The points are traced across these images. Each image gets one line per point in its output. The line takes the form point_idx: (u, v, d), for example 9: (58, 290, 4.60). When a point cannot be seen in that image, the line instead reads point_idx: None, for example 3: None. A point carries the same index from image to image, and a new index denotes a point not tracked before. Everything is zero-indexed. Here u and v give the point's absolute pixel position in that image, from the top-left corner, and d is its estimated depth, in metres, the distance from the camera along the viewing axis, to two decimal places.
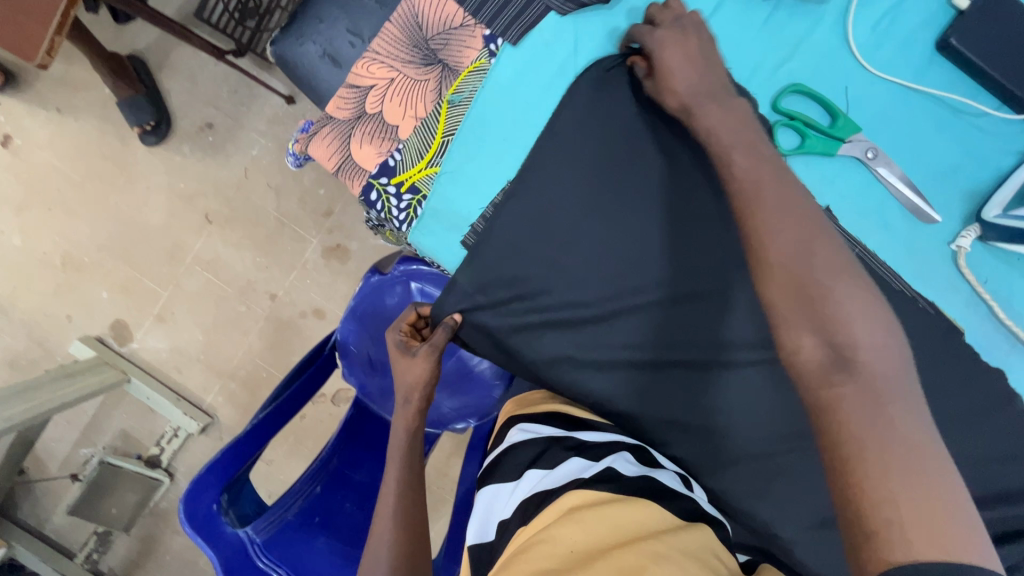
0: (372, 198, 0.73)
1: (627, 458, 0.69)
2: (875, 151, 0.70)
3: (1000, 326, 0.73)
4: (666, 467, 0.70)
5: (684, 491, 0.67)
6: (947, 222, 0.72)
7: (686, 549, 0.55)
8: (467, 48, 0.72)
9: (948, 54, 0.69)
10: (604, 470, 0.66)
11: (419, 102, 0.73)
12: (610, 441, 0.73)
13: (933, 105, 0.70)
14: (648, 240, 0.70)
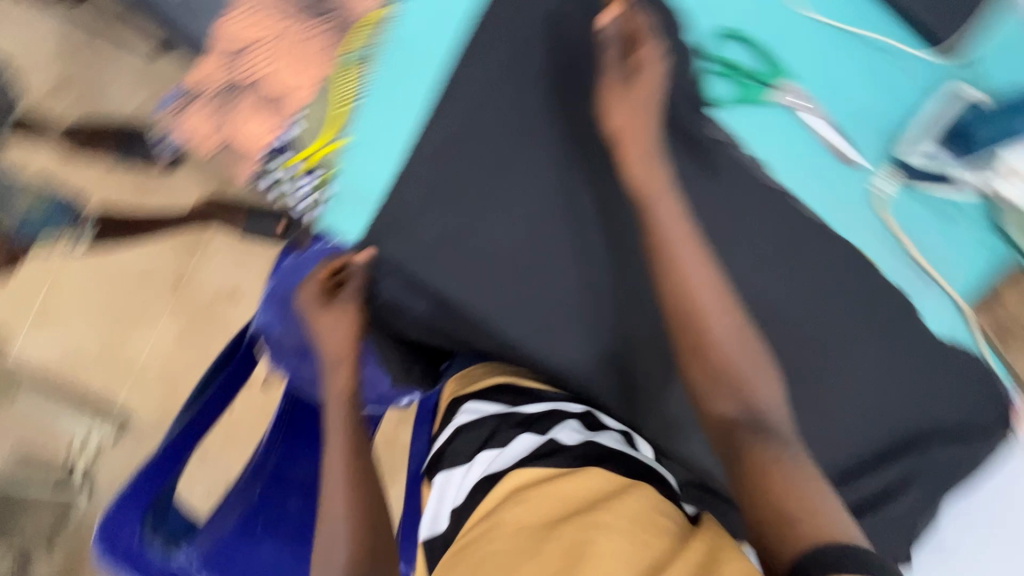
0: (268, 180, 0.68)
1: (574, 425, 0.70)
2: (804, 99, 0.71)
3: (910, 261, 0.78)
4: (608, 429, 0.71)
5: (627, 451, 0.67)
6: (868, 166, 0.75)
7: (633, 515, 0.55)
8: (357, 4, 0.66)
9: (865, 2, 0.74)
10: (548, 442, 0.67)
11: (306, 67, 0.66)
12: (555, 411, 0.71)
13: (855, 49, 0.74)
14: (588, 196, 0.68)
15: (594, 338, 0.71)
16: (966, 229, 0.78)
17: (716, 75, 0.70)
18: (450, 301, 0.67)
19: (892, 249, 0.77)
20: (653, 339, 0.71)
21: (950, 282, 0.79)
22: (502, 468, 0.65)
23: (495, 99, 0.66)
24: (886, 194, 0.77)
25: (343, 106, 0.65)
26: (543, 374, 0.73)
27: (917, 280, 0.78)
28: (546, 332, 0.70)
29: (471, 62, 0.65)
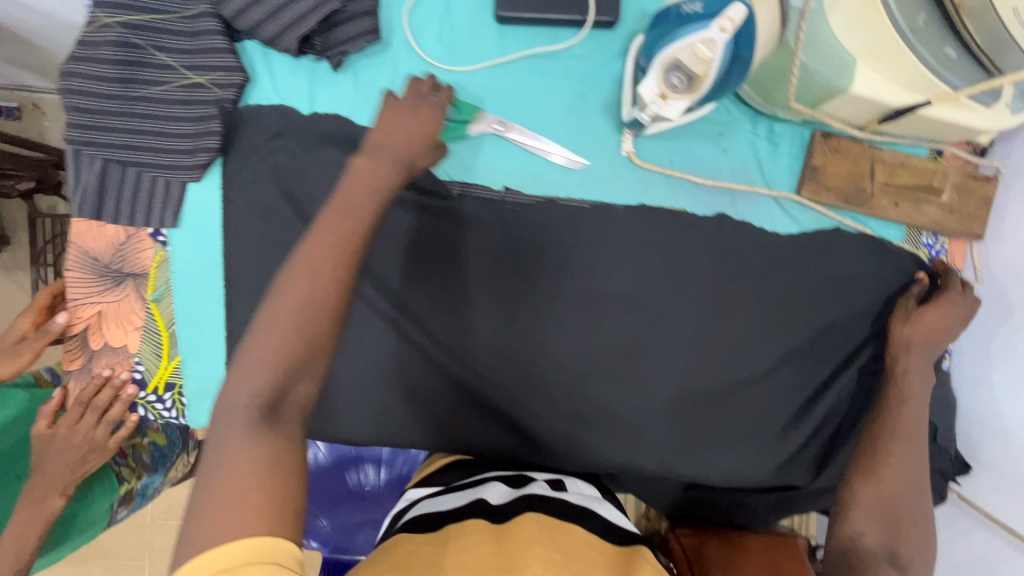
0: (143, 414, 0.78)
1: (502, 487, 0.70)
2: (502, 122, 0.75)
3: (711, 188, 0.78)
4: (536, 484, 0.71)
5: (556, 496, 0.68)
6: (607, 139, 0.78)
7: (567, 558, 0.53)
8: (141, 251, 0.76)
9: (512, 24, 0.76)
10: (476, 498, 0.66)
11: (130, 315, 0.76)
12: (483, 476, 0.73)
13: (526, 64, 0.77)
14: (402, 286, 0.76)
15: (470, 399, 0.78)
16: (743, 133, 0.78)
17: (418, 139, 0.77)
18: (343, 429, 0.77)
19: (683, 190, 0.78)
20: (517, 373, 0.77)
21: (762, 185, 0.78)
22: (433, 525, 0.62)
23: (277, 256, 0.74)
24: (643, 146, 0.78)
25: (163, 334, 0.76)
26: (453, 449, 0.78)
27: (725, 200, 0.78)
28: (428, 417, 0.78)
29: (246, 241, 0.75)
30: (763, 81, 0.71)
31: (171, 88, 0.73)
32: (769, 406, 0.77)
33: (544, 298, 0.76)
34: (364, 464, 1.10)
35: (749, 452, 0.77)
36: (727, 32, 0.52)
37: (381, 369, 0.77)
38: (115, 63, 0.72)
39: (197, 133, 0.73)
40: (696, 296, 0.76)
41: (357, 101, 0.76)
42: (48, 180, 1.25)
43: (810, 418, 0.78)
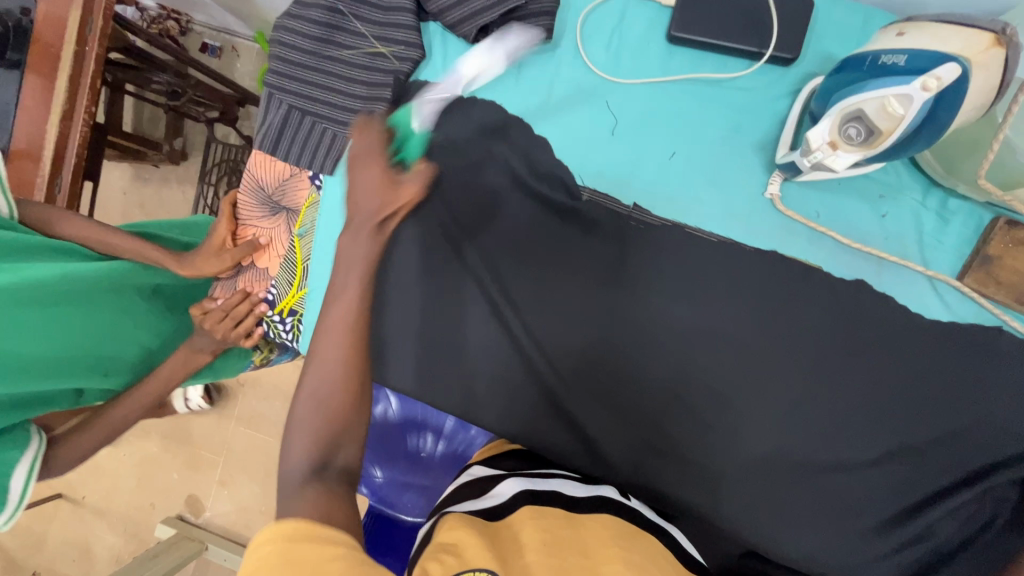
0: (266, 331, 0.88)
1: (575, 484, 0.70)
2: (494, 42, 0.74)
3: (855, 251, 0.73)
4: (605, 484, 0.72)
5: (624, 501, 0.69)
6: (753, 177, 0.75)
7: (641, 555, 0.54)
8: (300, 190, 0.86)
9: (682, 44, 0.76)
10: (550, 487, 0.67)
11: (280, 243, 0.87)
12: (552, 468, 0.75)
13: (687, 87, 0.76)
14: (514, 272, 0.77)
15: (551, 399, 0.78)
16: (911, 200, 0.71)
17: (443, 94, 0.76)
18: (427, 393, 0.81)
19: (824, 246, 0.74)
20: (601, 387, 0.77)
21: (917, 261, 0.71)
22: (509, 503, 0.62)
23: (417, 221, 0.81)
24: (791, 193, 0.74)
25: (298, 267, 0.85)
26: (524, 441, 0.79)
27: (870, 267, 0.72)
28: (507, 404, 0.79)
29: None
30: (950, 149, 0.65)
31: (358, 53, 0.81)
32: (867, 500, 0.70)
33: (646, 321, 0.74)
34: (425, 431, 1.16)
35: (831, 542, 0.70)
36: (929, 92, 0.48)
37: (470, 348, 0.79)
38: (319, 27, 0.82)
39: (369, 97, 0.81)
40: (812, 361, 0.70)
41: (515, 94, 0.80)
42: (230, 113, 1.44)
43: (914, 532, 0.68)
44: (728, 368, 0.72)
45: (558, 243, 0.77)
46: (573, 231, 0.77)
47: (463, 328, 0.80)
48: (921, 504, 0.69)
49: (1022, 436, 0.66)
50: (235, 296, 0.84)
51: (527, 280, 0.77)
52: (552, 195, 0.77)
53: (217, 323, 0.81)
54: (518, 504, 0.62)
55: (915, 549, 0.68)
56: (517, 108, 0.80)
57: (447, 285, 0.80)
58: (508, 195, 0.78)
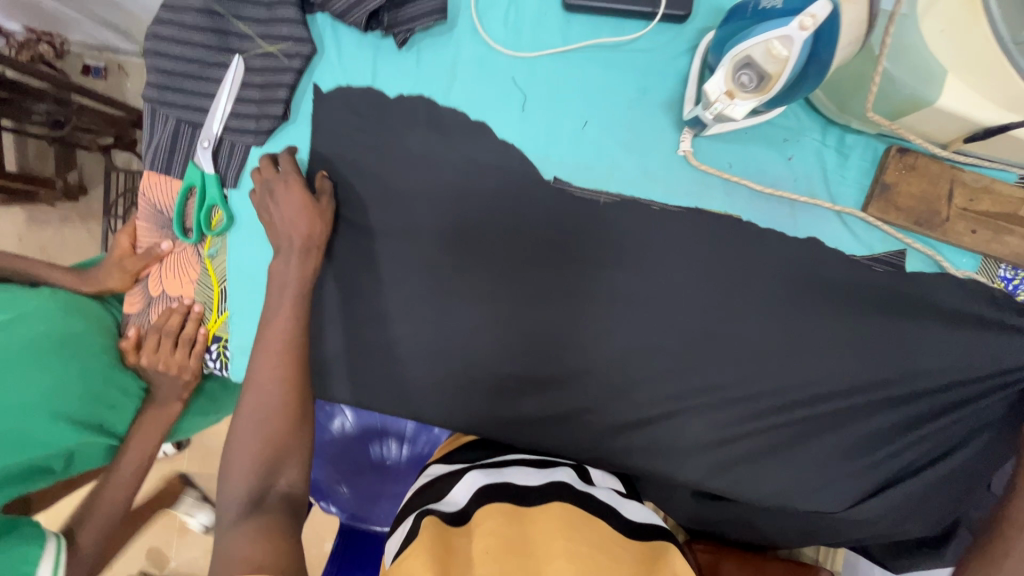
0: None
1: (531, 468, 0.70)
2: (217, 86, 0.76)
3: (770, 197, 0.75)
4: (563, 468, 0.72)
5: (582, 485, 0.68)
6: (666, 137, 0.75)
7: (593, 546, 0.54)
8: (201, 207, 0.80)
9: (579, 11, 0.75)
10: (505, 478, 0.66)
11: (189, 267, 0.80)
12: (510, 458, 0.74)
13: (591, 54, 0.76)
14: (448, 266, 0.76)
15: (502, 386, 0.77)
16: (812, 141, 0.74)
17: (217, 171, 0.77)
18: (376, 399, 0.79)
19: (740, 196, 0.75)
20: (548, 367, 0.76)
21: (826, 198, 0.74)
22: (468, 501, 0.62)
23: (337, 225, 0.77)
24: (702, 147, 0.75)
25: (214, 289, 0.79)
26: (482, 432, 0.78)
27: (784, 211, 0.75)
28: (458, 397, 0.78)
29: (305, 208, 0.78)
30: (839, 87, 0.67)
31: (245, 57, 0.76)
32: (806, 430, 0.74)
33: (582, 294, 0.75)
34: (387, 438, 1.10)
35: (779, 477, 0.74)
36: (807, 31, 0.49)
37: (413, 348, 0.78)
38: (199, 30, 0.76)
39: (264, 101, 0.76)
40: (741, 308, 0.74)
41: (418, 80, 0.76)
42: (124, 138, 1.33)
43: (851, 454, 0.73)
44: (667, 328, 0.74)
45: (486, 230, 0.76)
46: (499, 214, 0.76)
47: (403, 329, 0.78)
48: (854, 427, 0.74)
49: (927, 348, 0.73)
50: (166, 315, 0.79)
51: (461, 273, 0.76)
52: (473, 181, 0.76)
53: (154, 354, 0.78)
54: (477, 503, 0.61)
55: (851, 471, 0.73)
56: (423, 94, 0.77)
57: (379, 287, 0.78)
58: (429, 187, 0.76)
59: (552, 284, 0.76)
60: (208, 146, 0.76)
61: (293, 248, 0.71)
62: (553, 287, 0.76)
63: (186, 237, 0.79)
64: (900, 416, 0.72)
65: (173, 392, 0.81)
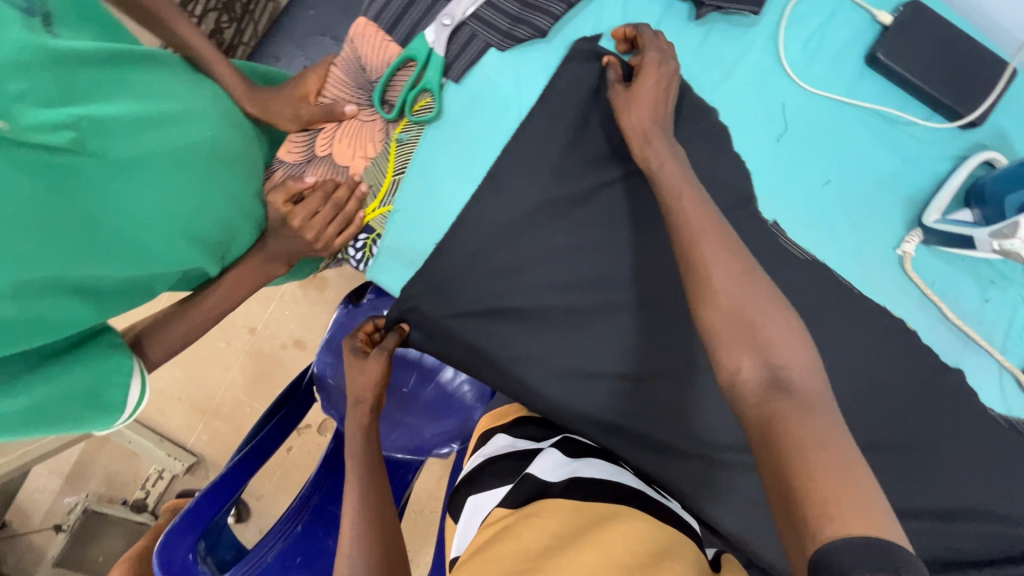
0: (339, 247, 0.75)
1: (598, 464, 0.67)
2: (451, 15, 0.68)
3: (952, 325, 0.74)
4: (626, 468, 0.69)
5: (649, 491, 0.66)
6: (891, 228, 0.73)
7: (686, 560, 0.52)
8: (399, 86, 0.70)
9: (879, 69, 0.71)
10: (573, 474, 0.63)
11: (368, 141, 0.71)
12: (573, 442, 0.71)
13: (867, 117, 0.72)
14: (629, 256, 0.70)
15: None
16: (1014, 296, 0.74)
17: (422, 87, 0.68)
18: (496, 353, 0.73)
19: (928, 312, 0.74)
20: (690, 395, 0.70)
21: (997, 349, 0.74)
22: (535, 489, 0.60)
23: (535, 162, 0.70)
24: (920, 256, 0.74)
25: (389, 177, 0.71)
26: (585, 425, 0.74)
27: (957, 344, 0.74)
28: None
29: (516, 134, 0.70)
30: None
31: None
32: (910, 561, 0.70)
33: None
34: (410, 367, 1.02)
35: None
36: None
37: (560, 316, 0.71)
38: None
39: (526, 11, 0.69)
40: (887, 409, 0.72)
41: (692, 63, 0.71)
42: None
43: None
44: None
45: None
46: None
47: (552, 298, 0.71)
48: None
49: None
50: (328, 183, 0.69)
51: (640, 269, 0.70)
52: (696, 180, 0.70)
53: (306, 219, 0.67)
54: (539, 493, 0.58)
55: None
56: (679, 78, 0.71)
57: (549, 247, 0.70)
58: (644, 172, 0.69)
59: None
60: (447, 25, 0.68)
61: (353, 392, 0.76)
62: None
63: (383, 110, 0.70)
64: None
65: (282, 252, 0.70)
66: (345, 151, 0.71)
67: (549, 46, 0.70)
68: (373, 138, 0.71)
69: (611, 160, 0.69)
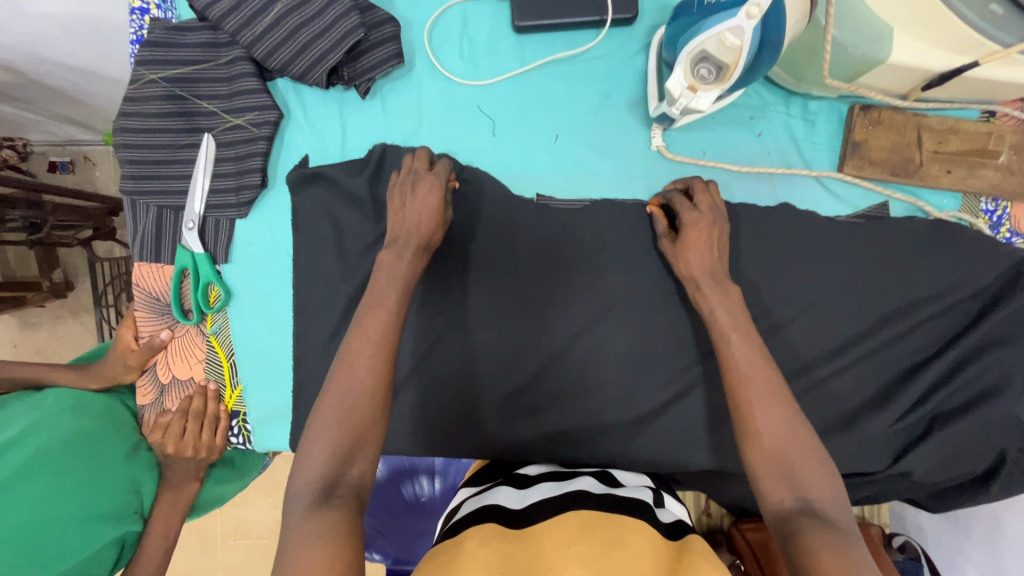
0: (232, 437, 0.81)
1: (547, 485, 0.69)
2: (194, 220, 0.76)
3: (746, 174, 0.76)
4: (583, 474, 0.71)
5: (604, 488, 0.67)
6: (636, 135, 0.77)
7: None
8: (186, 294, 0.79)
9: (530, 32, 0.77)
10: (526, 494, 0.67)
11: (195, 348, 0.80)
12: (531, 474, 0.72)
13: (548, 70, 0.77)
14: (443, 300, 0.75)
15: (522, 404, 0.76)
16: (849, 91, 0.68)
17: (203, 283, 0.78)
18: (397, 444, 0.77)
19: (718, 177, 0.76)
20: (566, 375, 0.75)
21: (800, 166, 0.76)
22: (526, 505, 0.64)
23: (324, 278, 0.76)
24: (673, 140, 0.77)
25: (225, 364, 0.79)
26: (506, 456, 0.76)
27: (763, 186, 0.76)
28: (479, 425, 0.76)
29: (296, 265, 0.76)
30: (794, 61, 0.70)
31: (216, 133, 0.77)
32: (841, 387, 0.75)
33: (593, 286, 0.75)
34: (417, 475, 0.99)
35: (829, 445, 0.74)
36: (755, 18, 0.51)
37: (430, 379, 0.75)
38: (169, 102, 0.76)
39: (241, 172, 0.77)
40: (757, 275, 0.74)
41: (391, 123, 0.78)
42: (104, 227, 1.25)
43: (897, 402, 0.74)
44: (675, 321, 0.75)
45: (477, 257, 0.75)
46: (485, 236, 0.75)
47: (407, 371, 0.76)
48: (880, 388, 0.75)
49: (935, 300, 0.74)
50: (184, 401, 0.79)
51: (460, 304, 0.75)
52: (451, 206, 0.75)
53: (179, 441, 0.78)
54: (532, 509, 0.63)
55: (885, 427, 0.74)
56: (390, 139, 0.78)
57: None
58: None
59: (549, 299, 0.76)
60: (192, 227, 0.76)
61: (336, 415, 0.53)
62: (553, 299, 0.75)
63: (187, 319, 0.79)
64: (917, 377, 0.74)
65: (190, 472, 0.80)
66: (183, 368, 0.80)
67: (280, 187, 0.79)
68: (198, 340, 0.80)
69: (377, 236, 0.75)
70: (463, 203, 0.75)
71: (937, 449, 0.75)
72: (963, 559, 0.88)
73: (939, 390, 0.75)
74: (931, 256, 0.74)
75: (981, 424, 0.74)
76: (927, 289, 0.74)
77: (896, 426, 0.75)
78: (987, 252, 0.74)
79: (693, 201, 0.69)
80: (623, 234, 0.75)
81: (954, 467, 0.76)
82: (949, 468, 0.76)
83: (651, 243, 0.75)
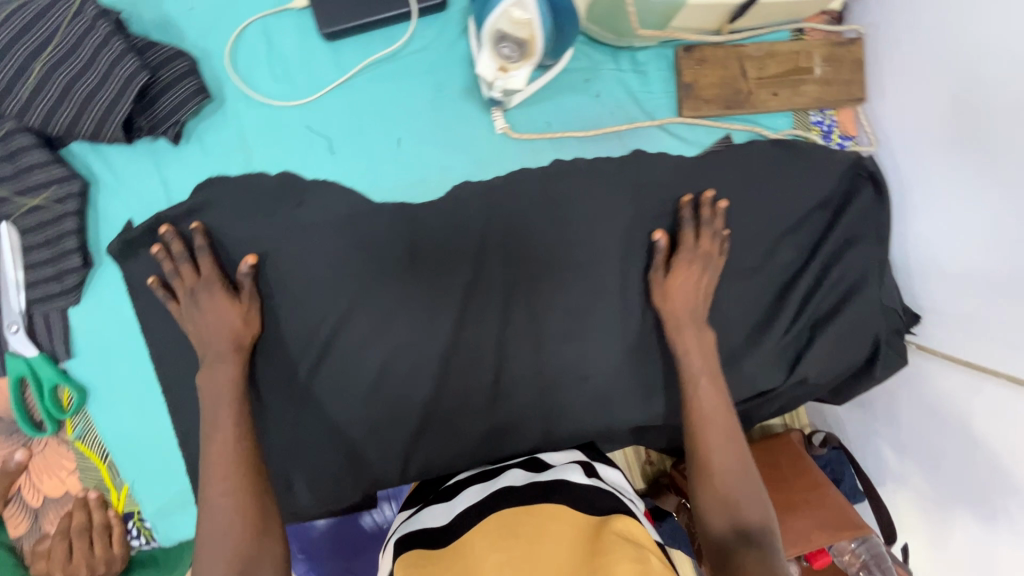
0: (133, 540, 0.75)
1: (475, 487, 0.68)
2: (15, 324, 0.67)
3: (594, 137, 0.76)
4: (512, 468, 0.70)
5: (530, 478, 0.66)
6: (478, 121, 0.75)
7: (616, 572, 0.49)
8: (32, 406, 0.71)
9: (341, 36, 0.72)
10: (453, 504, 0.66)
11: (61, 458, 0.73)
12: (459, 483, 0.71)
13: (371, 72, 0.73)
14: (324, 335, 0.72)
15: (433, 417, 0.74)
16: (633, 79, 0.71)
17: (49, 390, 0.69)
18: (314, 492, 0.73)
19: (568, 146, 0.75)
20: (468, 377, 0.74)
21: (642, 118, 0.77)
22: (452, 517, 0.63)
23: (185, 346, 0.70)
24: (516, 119, 0.75)
25: (100, 467, 0.72)
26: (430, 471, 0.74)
27: (612, 145, 0.76)
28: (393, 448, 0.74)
29: (150, 341, 0.70)
30: (607, 19, 0.70)
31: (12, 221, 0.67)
32: (725, 318, 0.79)
33: (473, 285, 0.74)
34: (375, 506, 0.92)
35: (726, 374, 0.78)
36: None
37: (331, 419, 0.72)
38: None
39: (57, 257, 0.68)
40: (624, 233, 0.75)
41: (216, 164, 0.71)
42: None
43: (776, 319, 0.79)
44: (560, 297, 0.75)
45: (346, 284, 0.71)
46: (348, 259, 0.71)
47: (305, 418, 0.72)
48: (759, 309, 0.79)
49: (789, 217, 0.79)
50: (65, 518, 0.72)
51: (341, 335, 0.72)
52: (303, 237, 0.71)
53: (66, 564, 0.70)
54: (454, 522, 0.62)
55: (771, 344, 0.79)
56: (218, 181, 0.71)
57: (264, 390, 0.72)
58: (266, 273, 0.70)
59: (432, 307, 0.73)
60: (17, 330, 0.67)
61: None
62: (435, 306, 0.73)
63: (42, 430, 0.71)
64: (790, 291, 0.79)
65: None
66: (54, 484, 0.73)
67: (105, 262, 0.70)
68: (63, 449, 0.72)
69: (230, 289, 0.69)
70: (315, 232, 0.71)
71: (822, 351, 0.80)
72: (875, 438, 0.91)
73: (811, 298, 0.80)
74: (776, 178, 0.78)
75: (851, 319, 0.80)
76: (780, 209, 0.78)
77: (781, 340, 0.80)
78: (823, 160, 0.79)
79: (701, 225, 0.74)
80: (487, 225, 0.74)
81: (838, 363, 0.82)
82: (833, 365, 0.82)
83: (517, 227, 0.74)
